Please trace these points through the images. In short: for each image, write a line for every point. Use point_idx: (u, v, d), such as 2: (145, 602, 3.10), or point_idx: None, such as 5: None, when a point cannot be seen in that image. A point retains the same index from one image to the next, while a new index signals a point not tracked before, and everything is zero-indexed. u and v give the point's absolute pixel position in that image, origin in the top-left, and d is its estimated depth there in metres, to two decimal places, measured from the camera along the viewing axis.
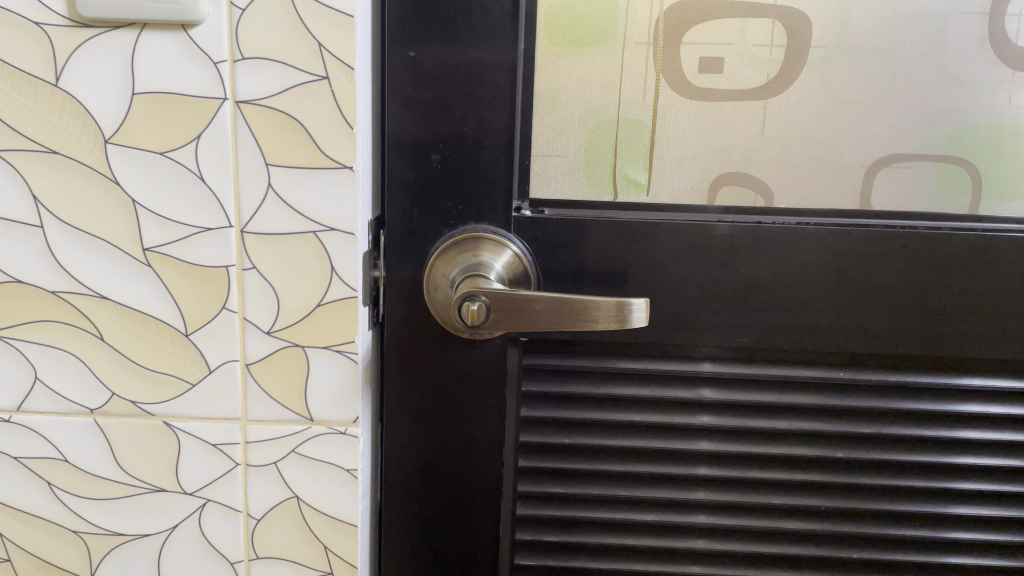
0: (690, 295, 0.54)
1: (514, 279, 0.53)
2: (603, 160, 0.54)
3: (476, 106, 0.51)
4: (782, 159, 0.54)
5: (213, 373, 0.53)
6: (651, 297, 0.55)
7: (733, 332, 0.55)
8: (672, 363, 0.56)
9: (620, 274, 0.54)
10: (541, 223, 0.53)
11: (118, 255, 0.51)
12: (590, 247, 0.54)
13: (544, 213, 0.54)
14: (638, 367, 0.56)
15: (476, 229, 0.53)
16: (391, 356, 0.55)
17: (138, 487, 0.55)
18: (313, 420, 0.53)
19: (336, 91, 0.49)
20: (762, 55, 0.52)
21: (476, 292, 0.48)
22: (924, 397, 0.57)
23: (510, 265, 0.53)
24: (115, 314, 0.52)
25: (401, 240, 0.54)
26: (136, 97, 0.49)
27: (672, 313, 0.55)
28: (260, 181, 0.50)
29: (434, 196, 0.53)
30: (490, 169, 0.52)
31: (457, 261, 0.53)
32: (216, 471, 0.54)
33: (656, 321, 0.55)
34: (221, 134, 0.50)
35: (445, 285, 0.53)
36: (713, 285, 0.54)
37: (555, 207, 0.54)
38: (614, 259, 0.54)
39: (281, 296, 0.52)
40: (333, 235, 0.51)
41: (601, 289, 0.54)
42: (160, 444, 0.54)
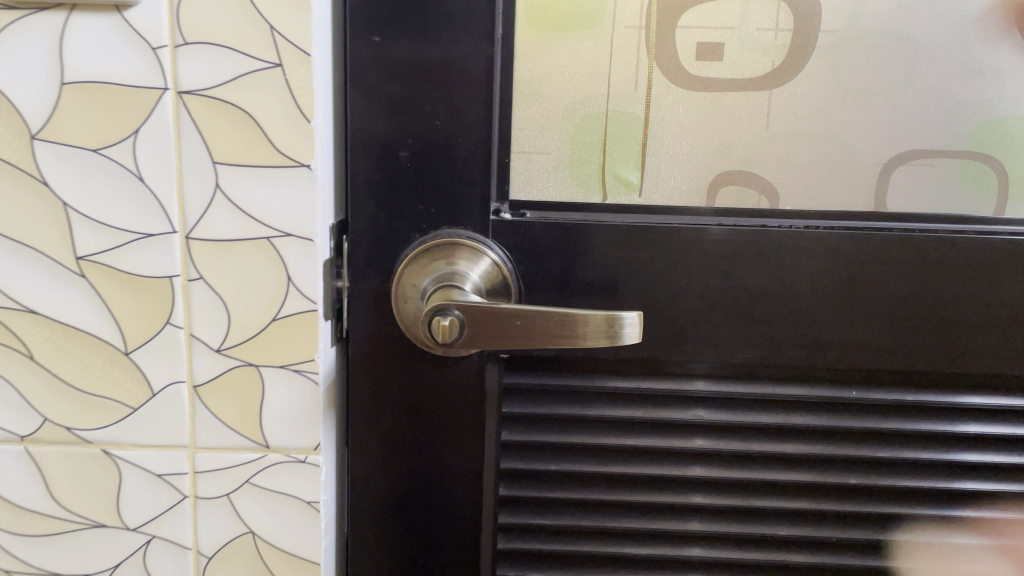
0: (687, 307, 0.49)
1: (492, 290, 0.48)
2: (590, 157, 0.49)
3: (449, 99, 0.46)
4: (788, 156, 0.48)
5: (156, 396, 0.47)
6: (644, 309, 0.49)
7: (733, 346, 0.50)
8: (667, 382, 0.51)
9: (610, 284, 0.49)
10: (521, 227, 0.48)
11: (48, 264, 0.45)
12: (577, 254, 0.48)
13: (526, 217, 0.48)
14: (631, 387, 0.51)
15: (450, 234, 0.48)
16: (356, 376, 0.50)
17: (75, 523, 0.49)
18: (270, 447, 0.48)
19: (292, 81, 0.44)
20: (767, 40, 0.47)
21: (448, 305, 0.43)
22: (940, 416, 0.51)
23: (487, 274, 0.48)
24: (46, 330, 0.46)
25: (367, 247, 0.48)
26: (65, 87, 0.43)
27: (665, 325, 0.50)
28: (207, 181, 0.45)
29: (404, 199, 0.47)
30: (464, 167, 0.47)
31: (428, 270, 0.47)
32: (162, 505, 0.49)
33: (649, 335, 0.50)
34: (162, 128, 0.44)
35: (416, 296, 0.47)
36: (712, 296, 0.49)
37: (538, 209, 0.49)
38: (603, 268, 0.49)
39: (232, 309, 0.46)
40: (289, 241, 0.45)
41: (590, 300, 0.49)
42: (98, 475, 0.48)
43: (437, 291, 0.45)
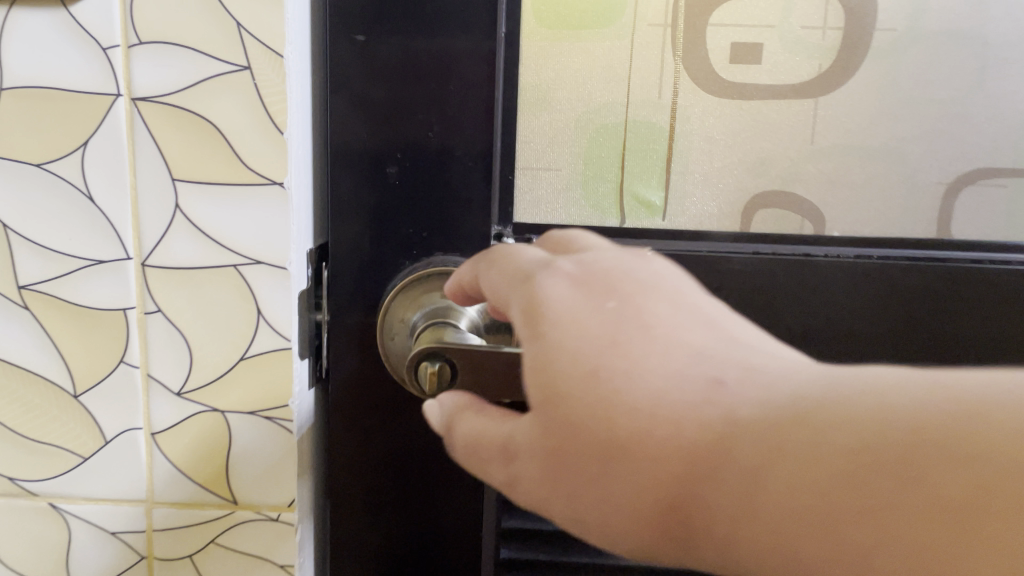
0: None
1: (495, 327, 0.41)
2: (606, 174, 0.42)
3: (444, 107, 0.40)
4: (835, 174, 0.42)
5: (109, 444, 0.41)
6: None
7: None
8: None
9: None
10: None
11: None
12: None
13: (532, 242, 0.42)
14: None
15: (443, 261, 0.42)
16: (338, 422, 0.44)
17: None
18: (237, 504, 0.42)
19: (262, 86, 0.38)
20: (813, 40, 0.40)
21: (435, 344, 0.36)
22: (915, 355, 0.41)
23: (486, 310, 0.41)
24: None
25: (351, 275, 0.42)
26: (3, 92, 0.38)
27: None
28: (165, 200, 0.39)
29: (392, 221, 0.41)
30: (461, 184, 0.41)
31: (419, 302, 0.41)
32: (116, 565, 0.43)
33: None
34: (114, 139, 0.39)
35: (405, 331, 0.42)
36: None
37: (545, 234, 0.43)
38: None
39: (194, 347, 0.40)
40: (259, 269, 0.40)
41: None
42: (44, 531, 0.43)
43: (426, 326, 0.39)
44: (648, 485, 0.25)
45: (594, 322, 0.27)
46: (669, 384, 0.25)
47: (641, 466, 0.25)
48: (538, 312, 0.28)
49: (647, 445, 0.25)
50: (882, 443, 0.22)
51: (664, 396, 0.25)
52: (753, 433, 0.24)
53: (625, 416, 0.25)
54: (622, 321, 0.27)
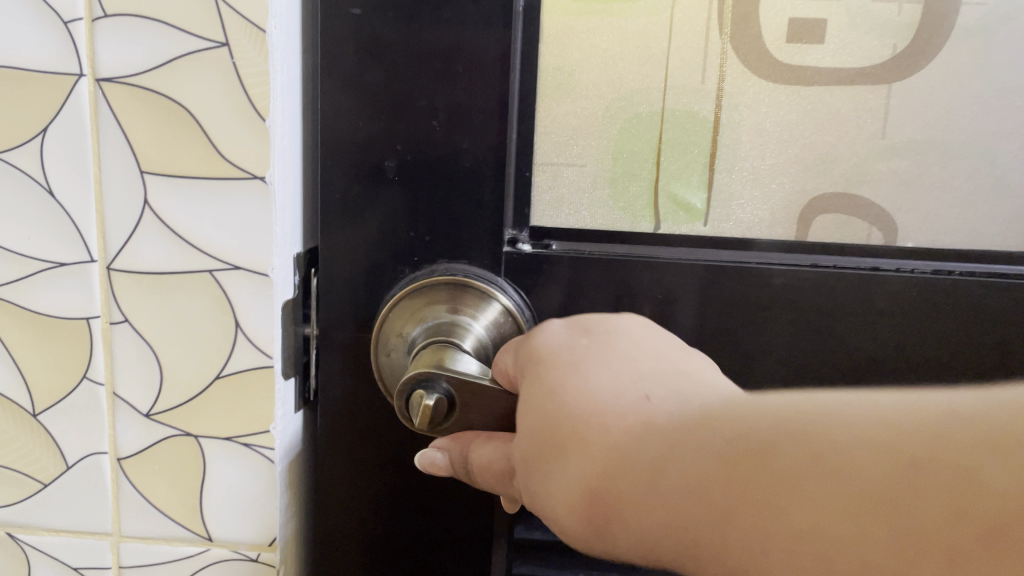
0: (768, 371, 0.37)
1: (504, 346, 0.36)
2: (639, 171, 0.37)
3: (453, 92, 0.34)
4: (908, 174, 0.36)
5: (71, 471, 0.37)
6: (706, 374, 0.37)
7: None
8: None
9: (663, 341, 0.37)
10: (545, 263, 0.37)
11: None
12: (629, 304, 0.37)
13: (550, 249, 0.37)
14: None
15: (447, 269, 0.36)
16: (329, 440, 0.39)
17: None
18: (213, 541, 0.37)
19: (240, 65, 0.32)
20: (885, 15, 0.34)
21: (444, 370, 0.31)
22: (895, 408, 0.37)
23: (496, 326, 0.36)
24: None
25: (345, 283, 0.37)
26: None
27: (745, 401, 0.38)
28: (132, 197, 0.34)
29: (391, 223, 0.36)
30: (470, 182, 0.36)
31: (418, 316, 0.36)
32: None
33: None
34: (75, 127, 0.33)
35: (403, 348, 0.36)
36: (802, 362, 0.37)
37: (567, 239, 0.37)
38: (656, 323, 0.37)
39: (166, 363, 0.36)
40: (237, 276, 0.34)
41: None
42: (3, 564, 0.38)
43: (424, 344, 0.34)
44: (578, 482, 0.24)
45: (568, 350, 0.28)
46: (609, 394, 0.25)
47: (573, 466, 0.24)
48: (530, 347, 0.29)
49: (577, 445, 0.24)
50: (770, 430, 0.21)
51: (601, 402, 0.25)
52: (665, 436, 0.23)
53: (567, 423, 0.25)
54: (593, 350, 0.27)
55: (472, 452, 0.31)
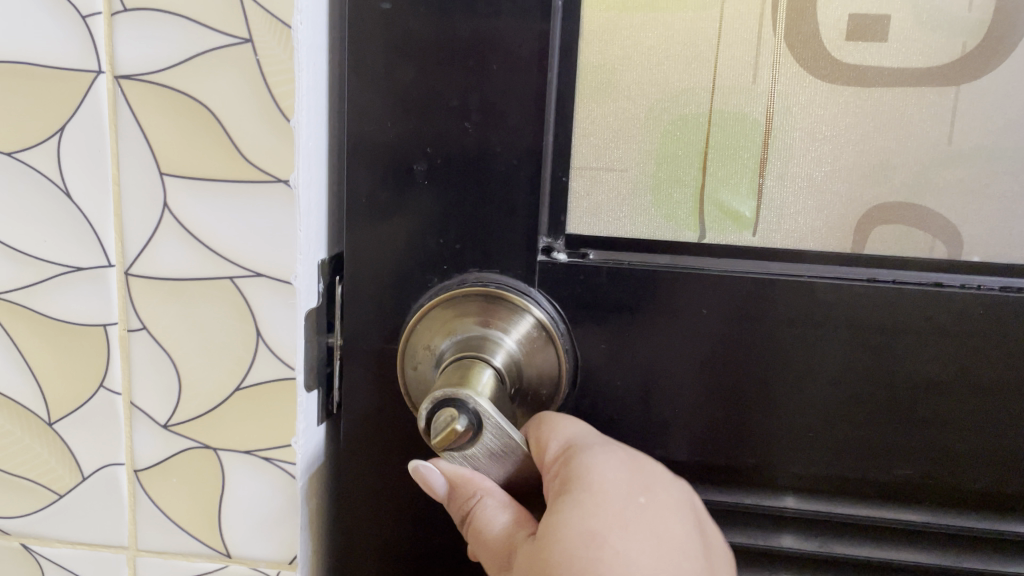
0: (817, 392, 0.35)
1: (535, 364, 0.35)
2: (683, 176, 0.34)
3: (486, 92, 0.32)
4: (975, 183, 0.33)
5: (87, 482, 0.36)
6: (748, 394, 0.35)
7: (860, 452, 0.35)
8: (775, 496, 0.37)
9: (705, 358, 0.35)
10: (582, 273, 0.34)
11: None
12: (668, 319, 0.34)
13: (588, 258, 0.35)
14: (706, 496, 0.37)
15: (478, 279, 0.34)
16: (350, 453, 0.37)
17: None
18: (231, 557, 0.36)
19: (265, 63, 0.30)
20: (954, 12, 0.32)
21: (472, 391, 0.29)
22: (950, 435, 0.35)
23: (528, 340, 0.35)
24: None
25: (370, 292, 0.36)
26: None
27: (789, 424, 0.35)
28: (151, 200, 0.32)
29: (418, 231, 0.34)
30: (502, 189, 0.33)
31: (448, 329, 0.35)
32: None
33: (753, 429, 0.35)
34: (92, 126, 0.32)
35: (431, 362, 0.35)
36: (853, 383, 0.34)
37: (604, 248, 0.35)
38: (698, 338, 0.34)
39: (184, 373, 0.34)
40: (259, 283, 0.33)
41: (675, 379, 0.35)
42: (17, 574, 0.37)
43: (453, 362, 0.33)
44: None
45: (621, 507, 0.27)
46: None
47: None
48: (583, 476, 0.28)
49: None
50: None
51: None
52: None
53: None
54: (644, 527, 0.27)
55: (484, 506, 0.30)
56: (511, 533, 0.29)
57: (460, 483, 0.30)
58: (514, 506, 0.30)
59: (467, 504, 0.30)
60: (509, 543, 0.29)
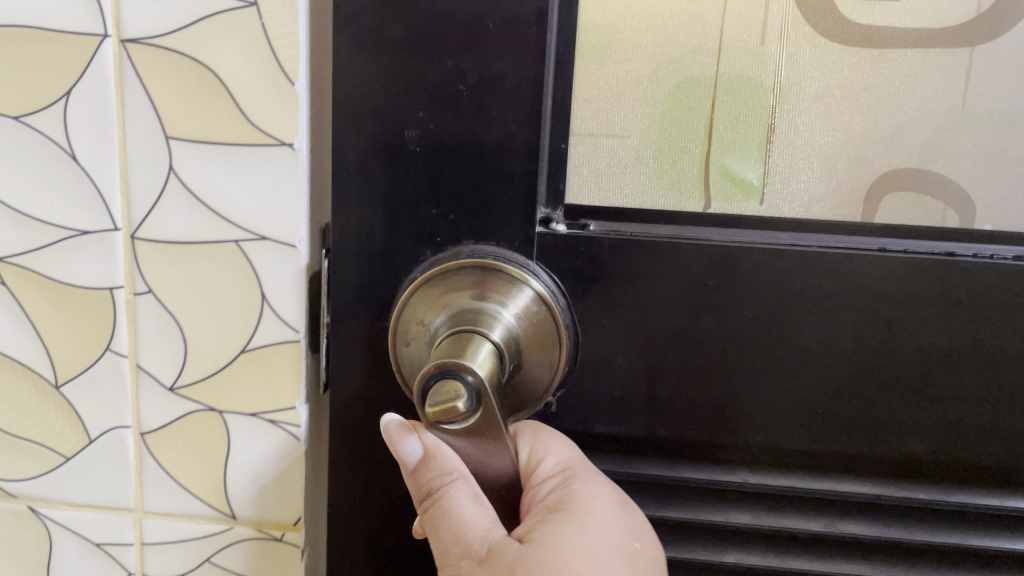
0: (817, 364, 0.34)
1: (532, 335, 0.33)
2: (689, 144, 0.34)
3: (483, 56, 0.31)
4: (983, 150, 0.33)
5: (94, 444, 0.36)
6: (748, 368, 0.34)
7: (853, 427, 0.35)
8: (780, 477, 0.36)
9: (707, 331, 0.34)
10: (583, 244, 0.33)
11: None
12: (671, 290, 0.33)
13: (588, 229, 0.34)
14: (712, 480, 0.36)
15: (473, 252, 0.33)
16: (340, 433, 0.36)
17: None
18: (236, 518, 0.36)
19: (270, 27, 0.30)
20: None
21: (471, 363, 0.25)
22: (948, 407, 0.34)
23: (528, 313, 0.33)
24: None
25: (358, 264, 0.34)
26: None
27: (795, 400, 0.34)
28: (157, 164, 0.32)
29: (410, 201, 0.33)
30: (498, 156, 0.32)
31: (444, 302, 0.33)
32: None
33: (753, 402, 0.34)
34: (98, 89, 0.32)
35: (424, 338, 0.33)
36: (852, 356, 0.34)
37: (604, 219, 0.34)
38: (702, 311, 0.33)
39: (189, 336, 0.34)
40: (264, 247, 0.33)
41: (677, 353, 0.34)
42: (25, 537, 0.38)
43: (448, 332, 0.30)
44: None
45: (616, 543, 0.28)
46: None
47: None
48: (581, 501, 0.29)
49: None
50: None
51: None
52: None
53: None
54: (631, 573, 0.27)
55: (461, 491, 0.27)
56: (479, 527, 0.27)
57: (441, 457, 0.27)
58: (481, 502, 0.28)
59: (440, 479, 0.27)
60: (479, 537, 0.27)
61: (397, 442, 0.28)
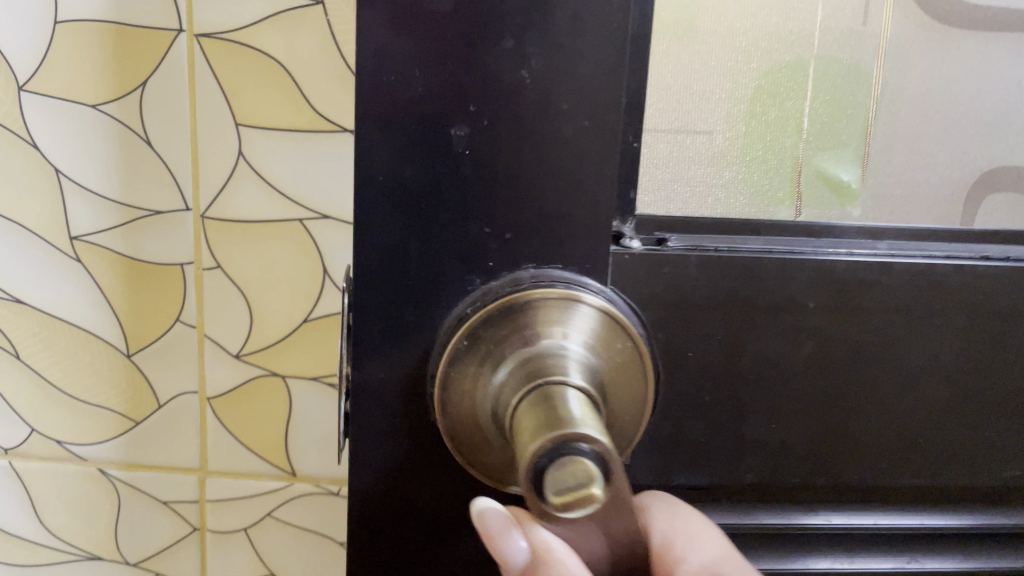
0: (926, 383, 0.25)
1: (619, 372, 0.21)
2: (784, 134, 0.26)
3: (548, 33, 0.20)
4: None
5: (164, 410, 0.37)
6: (853, 393, 0.24)
7: (960, 453, 0.26)
8: (875, 512, 0.26)
9: (821, 368, 0.24)
10: (667, 264, 0.22)
11: (36, 243, 0.34)
12: (768, 312, 0.23)
13: (668, 245, 0.23)
14: (783, 523, 0.26)
15: (538, 280, 0.21)
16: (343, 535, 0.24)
17: (68, 555, 0.39)
18: (296, 475, 0.38)
19: (335, 24, 0.31)
20: None
21: (581, 425, 0.15)
22: None
23: (607, 344, 0.21)
24: (38, 326, 0.35)
25: (380, 322, 0.22)
26: (50, 17, 0.31)
27: (892, 430, 0.25)
28: (226, 149, 0.32)
29: (445, 205, 0.21)
30: (571, 152, 0.20)
31: (500, 339, 0.20)
32: (168, 537, 0.39)
33: (848, 429, 0.25)
34: (172, 77, 0.31)
35: (485, 394, 0.20)
36: (963, 365, 0.25)
37: (683, 233, 0.24)
38: (822, 350, 0.24)
39: (255, 308, 0.35)
40: (327, 226, 0.34)
41: (785, 396, 0.24)
42: (95, 500, 0.38)
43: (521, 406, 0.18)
44: None
45: None
46: None
47: None
48: None
49: None
50: None
51: None
52: None
53: None
54: None
55: None
56: None
57: (552, 564, 0.16)
58: None
59: None
60: None
61: (498, 545, 0.17)
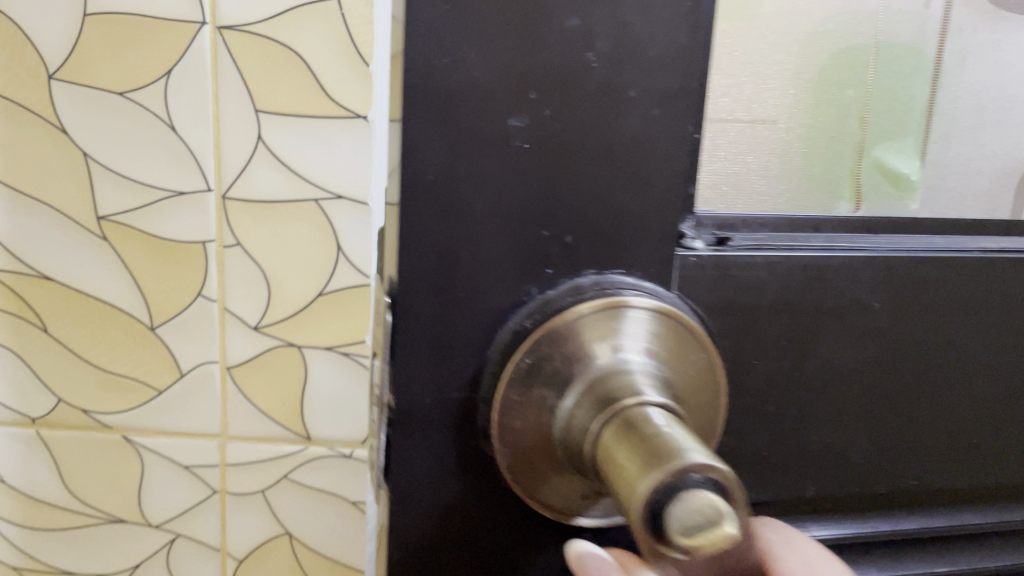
0: (934, 363, 0.27)
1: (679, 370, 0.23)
2: (843, 136, 0.29)
3: (610, 31, 0.21)
4: None
5: (186, 379, 0.38)
6: (878, 376, 0.27)
7: (956, 423, 0.28)
8: (887, 484, 0.29)
9: (847, 355, 0.26)
10: (734, 266, 0.24)
11: (63, 221, 0.34)
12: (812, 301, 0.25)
13: (731, 244, 0.25)
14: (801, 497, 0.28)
15: (601, 286, 0.23)
16: (408, 541, 0.24)
17: (92, 517, 0.40)
18: (312, 439, 0.39)
19: (349, 17, 0.32)
20: None
21: (695, 453, 0.16)
22: None
23: (669, 339, 0.23)
24: (64, 300, 0.36)
25: (442, 321, 0.23)
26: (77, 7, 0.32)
27: (900, 410, 0.27)
28: (247, 132, 0.33)
29: (516, 209, 0.22)
30: (631, 154, 0.22)
31: (573, 348, 0.22)
32: (189, 499, 0.40)
33: (870, 408, 0.27)
34: (195, 65, 0.32)
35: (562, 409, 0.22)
36: (964, 346, 0.27)
37: (741, 233, 0.26)
38: (847, 338, 0.26)
39: (273, 282, 0.35)
40: (341, 205, 0.34)
41: (822, 381, 0.26)
42: (120, 466, 0.39)
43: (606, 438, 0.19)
44: None
45: None
46: None
47: None
48: None
49: None
50: None
51: None
52: None
53: None
54: None
55: None
56: None
57: None
58: None
59: None
60: None
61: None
